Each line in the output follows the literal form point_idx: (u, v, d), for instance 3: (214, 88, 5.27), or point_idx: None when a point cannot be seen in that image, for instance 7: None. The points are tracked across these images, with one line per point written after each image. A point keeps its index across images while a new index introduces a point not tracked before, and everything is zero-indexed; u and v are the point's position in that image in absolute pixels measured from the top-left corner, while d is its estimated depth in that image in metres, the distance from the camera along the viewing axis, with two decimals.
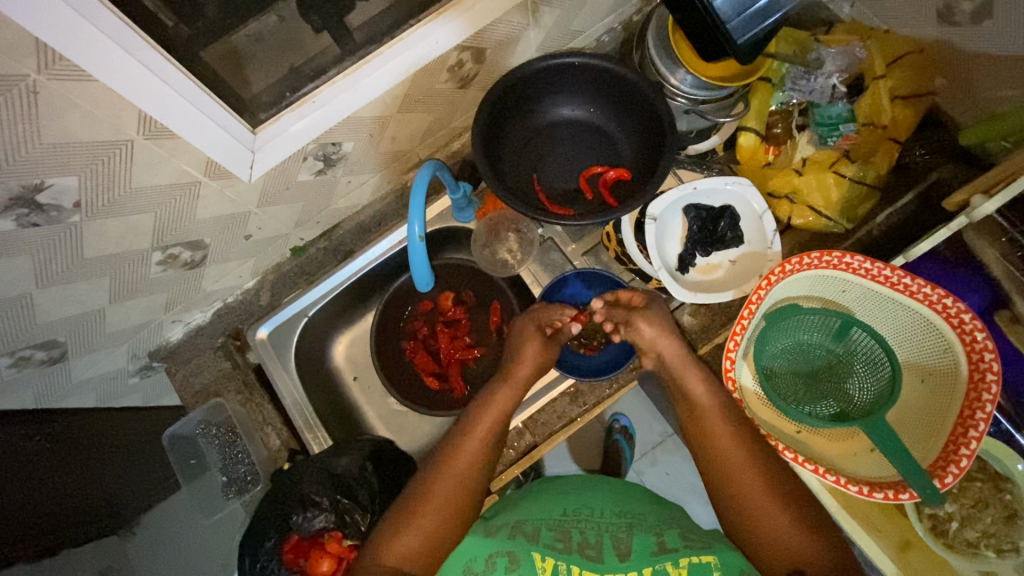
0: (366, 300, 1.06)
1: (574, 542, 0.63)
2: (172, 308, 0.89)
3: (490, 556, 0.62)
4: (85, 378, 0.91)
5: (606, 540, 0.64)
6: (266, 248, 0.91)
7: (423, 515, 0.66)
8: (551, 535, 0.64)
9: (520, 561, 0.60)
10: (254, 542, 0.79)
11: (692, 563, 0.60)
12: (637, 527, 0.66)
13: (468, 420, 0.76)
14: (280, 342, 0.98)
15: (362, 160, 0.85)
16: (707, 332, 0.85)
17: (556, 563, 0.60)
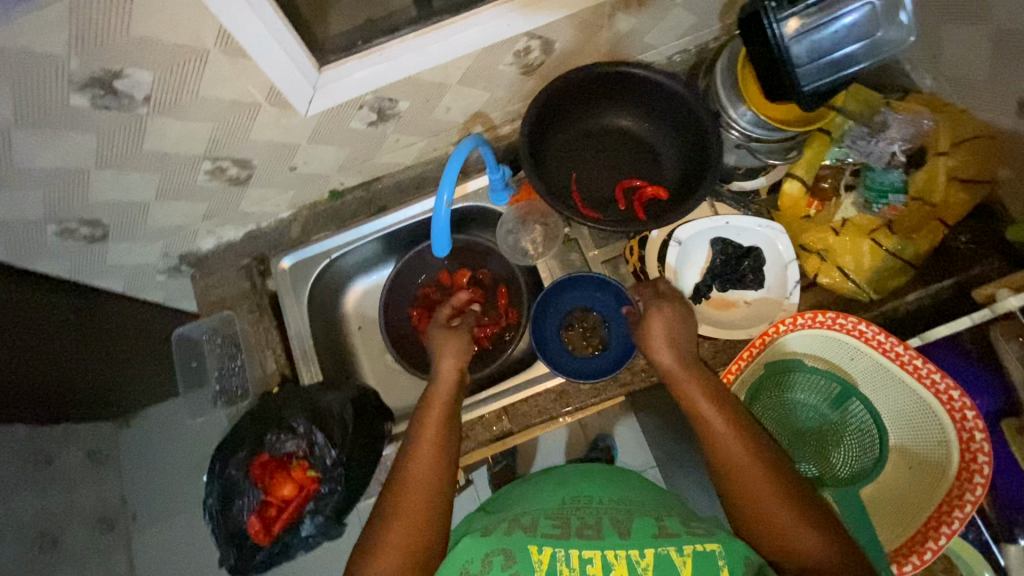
0: (387, 257, 1.10)
1: (572, 527, 0.63)
2: (209, 219, 0.94)
3: (485, 556, 0.59)
4: (118, 264, 0.97)
5: (606, 522, 0.64)
6: (306, 185, 0.95)
7: (401, 525, 0.60)
8: (548, 524, 0.64)
9: (516, 558, 0.58)
10: (227, 451, 0.83)
11: (697, 551, 0.57)
12: (637, 513, 0.66)
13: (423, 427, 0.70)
14: (300, 275, 1.03)
15: (414, 122, 0.88)
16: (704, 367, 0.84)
17: (553, 553, 0.59)
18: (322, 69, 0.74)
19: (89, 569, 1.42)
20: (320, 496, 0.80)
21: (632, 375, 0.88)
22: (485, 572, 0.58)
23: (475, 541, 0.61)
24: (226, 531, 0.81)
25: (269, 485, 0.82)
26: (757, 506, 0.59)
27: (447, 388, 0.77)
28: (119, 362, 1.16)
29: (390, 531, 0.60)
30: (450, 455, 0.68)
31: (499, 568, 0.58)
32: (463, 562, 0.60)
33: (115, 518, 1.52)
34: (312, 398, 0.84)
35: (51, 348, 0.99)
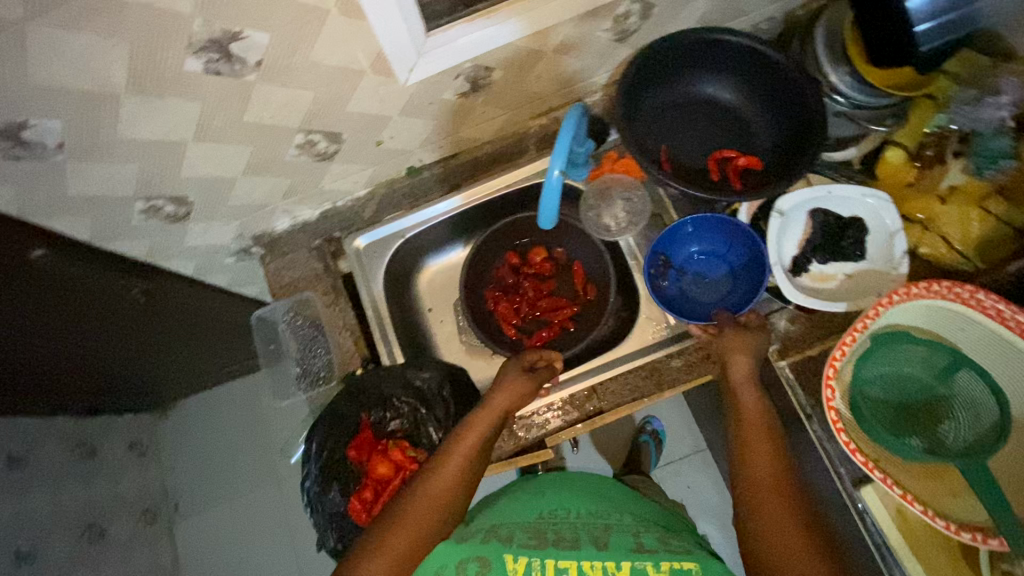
0: (459, 236, 1.08)
1: (547, 540, 0.70)
2: (288, 197, 0.91)
3: (462, 562, 0.64)
4: (193, 246, 0.95)
5: (583, 534, 0.71)
6: (386, 161, 0.92)
7: (399, 531, 0.59)
8: (524, 536, 0.70)
9: (490, 565, 0.65)
10: (325, 430, 0.82)
11: (671, 567, 0.65)
12: (614, 527, 0.73)
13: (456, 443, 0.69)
14: (374, 254, 1.01)
15: (503, 93, 0.86)
16: (803, 342, 0.83)
17: (527, 564, 0.65)
18: (428, 33, 0.71)
19: (139, 557, 1.40)
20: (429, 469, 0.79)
21: None
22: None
23: (450, 546, 0.66)
24: (324, 515, 0.80)
25: (366, 460, 0.81)
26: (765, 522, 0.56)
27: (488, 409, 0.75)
28: (177, 334, 1.15)
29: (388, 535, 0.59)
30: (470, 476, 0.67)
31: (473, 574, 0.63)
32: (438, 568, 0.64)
33: (158, 509, 1.50)
34: (405, 374, 0.83)
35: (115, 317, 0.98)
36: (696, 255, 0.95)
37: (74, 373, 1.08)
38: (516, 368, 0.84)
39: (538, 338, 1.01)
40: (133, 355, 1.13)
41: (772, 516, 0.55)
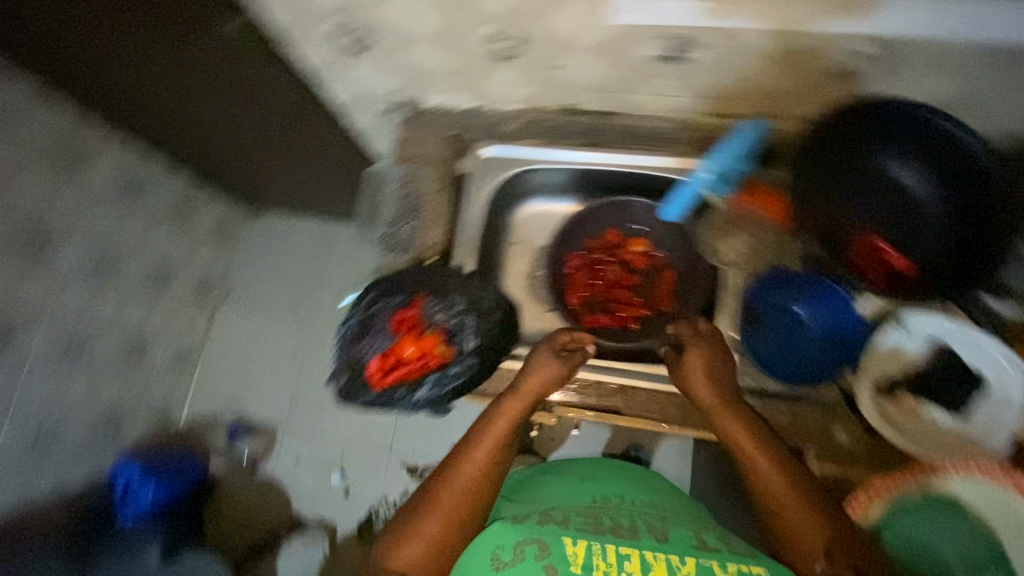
0: (576, 192, 1.07)
1: (604, 526, 0.69)
2: (451, 79, 0.94)
3: (519, 544, 0.63)
4: (351, 82, 1.01)
5: (642, 526, 0.71)
6: (551, 90, 0.92)
7: (432, 517, 0.68)
8: (580, 520, 0.70)
9: (549, 550, 0.62)
10: (384, 289, 0.87)
11: (738, 568, 0.62)
12: (674, 522, 0.73)
13: (484, 432, 0.76)
14: (496, 167, 1.02)
15: (696, 76, 0.82)
16: (839, 454, 0.84)
17: (587, 547, 0.63)
18: None
19: None
20: (447, 371, 0.86)
21: (769, 425, 0.85)
22: (516, 558, 0.62)
23: (505, 530, 0.66)
24: (347, 358, 0.87)
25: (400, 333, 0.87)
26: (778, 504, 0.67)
27: (515, 396, 0.81)
28: (292, 162, 1.23)
29: (422, 521, 0.68)
30: (497, 468, 0.74)
31: (531, 556, 0.62)
32: (495, 547, 0.64)
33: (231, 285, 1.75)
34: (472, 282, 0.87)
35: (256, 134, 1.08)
36: (796, 318, 0.88)
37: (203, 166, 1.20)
38: (547, 352, 0.85)
39: (597, 319, 1.00)
40: (249, 163, 1.21)
41: (801, 528, 0.65)
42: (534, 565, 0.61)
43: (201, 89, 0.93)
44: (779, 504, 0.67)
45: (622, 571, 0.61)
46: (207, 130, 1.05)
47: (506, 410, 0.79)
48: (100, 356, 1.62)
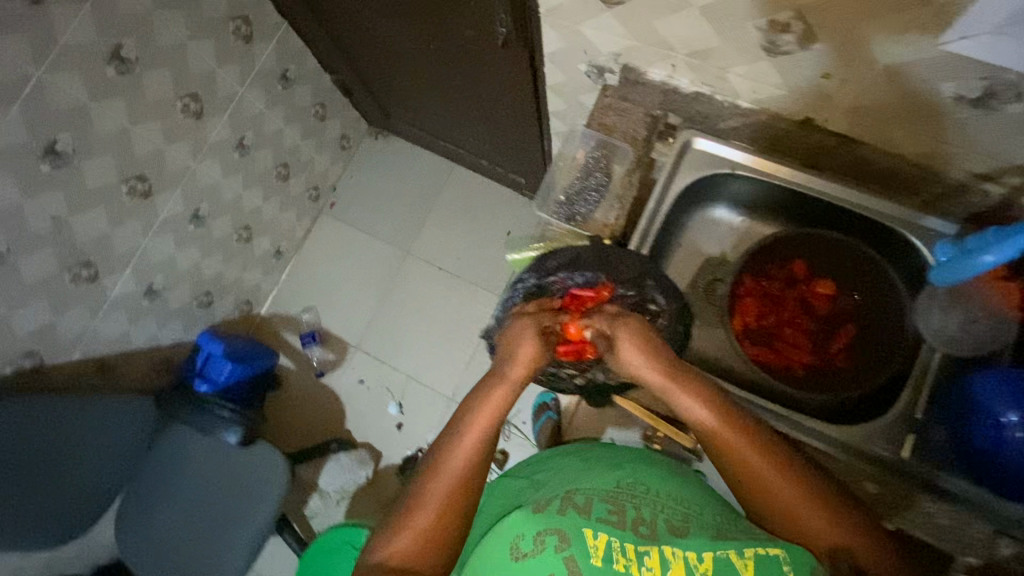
0: (769, 213, 0.99)
1: (626, 517, 0.67)
2: (690, 57, 0.86)
3: (539, 535, 0.65)
4: (576, 33, 0.94)
5: (661, 518, 0.68)
6: (799, 98, 0.83)
7: (427, 506, 0.67)
8: (602, 508, 0.68)
9: (569, 540, 0.63)
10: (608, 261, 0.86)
11: (758, 557, 0.62)
12: (697, 517, 0.68)
13: (472, 415, 0.73)
14: (695, 162, 0.95)
15: (987, 128, 0.72)
16: None
17: (606, 540, 0.64)
18: None
19: None
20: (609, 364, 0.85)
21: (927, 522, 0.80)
22: (537, 548, 0.64)
23: (523, 519, 0.66)
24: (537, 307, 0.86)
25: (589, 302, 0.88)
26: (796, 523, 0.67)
27: (502, 377, 0.77)
28: (471, 64, 1.20)
29: (417, 514, 0.67)
30: (492, 437, 0.72)
31: (551, 548, 0.63)
32: (515, 536, 0.66)
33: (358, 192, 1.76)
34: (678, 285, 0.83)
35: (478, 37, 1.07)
36: (998, 425, 0.75)
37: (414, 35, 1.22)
38: (528, 332, 0.80)
39: (757, 352, 0.94)
40: (431, 41, 1.20)
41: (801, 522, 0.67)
42: (554, 557, 0.62)
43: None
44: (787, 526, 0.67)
45: (642, 565, 0.62)
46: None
47: (497, 393, 0.75)
48: (218, 229, 1.67)
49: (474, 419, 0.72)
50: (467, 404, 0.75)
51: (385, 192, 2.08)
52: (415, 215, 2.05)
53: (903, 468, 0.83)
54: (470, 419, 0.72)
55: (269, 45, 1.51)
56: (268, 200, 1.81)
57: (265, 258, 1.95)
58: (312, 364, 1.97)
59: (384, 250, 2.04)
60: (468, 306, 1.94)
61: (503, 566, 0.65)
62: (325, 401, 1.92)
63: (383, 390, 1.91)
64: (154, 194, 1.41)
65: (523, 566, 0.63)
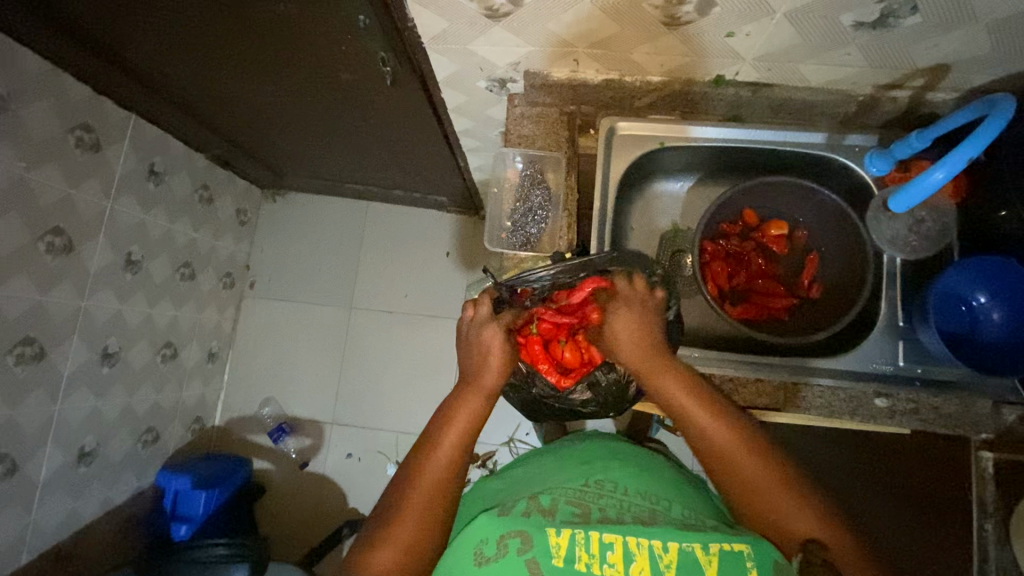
0: (707, 171, 1.00)
1: (591, 515, 0.68)
2: (593, 47, 0.82)
3: (502, 538, 0.63)
4: (467, 54, 0.88)
5: (626, 513, 0.69)
6: (708, 61, 0.82)
7: (404, 524, 0.65)
8: (568, 511, 0.68)
9: (532, 543, 0.62)
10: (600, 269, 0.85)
11: (723, 550, 0.62)
12: (659, 509, 0.70)
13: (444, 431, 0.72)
14: (626, 147, 0.94)
15: (887, 45, 0.74)
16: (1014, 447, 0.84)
17: (570, 539, 0.63)
18: None
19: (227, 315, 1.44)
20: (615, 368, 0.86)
21: (936, 417, 0.85)
22: (500, 552, 0.62)
23: (491, 523, 0.65)
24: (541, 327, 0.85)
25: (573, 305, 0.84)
26: (746, 486, 0.67)
27: (473, 389, 0.75)
28: (351, 102, 1.11)
29: (395, 530, 0.64)
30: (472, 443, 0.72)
31: (514, 550, 0.61)
32: (479, 541, 0.64)
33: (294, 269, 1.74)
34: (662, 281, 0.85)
35: (366, 86, 1.01)
36: (970, 308, 0.83)
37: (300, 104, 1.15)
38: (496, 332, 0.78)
39: (742, 311, 0.95)
40: (301, 92, 1.09)
41: (747, 474, 0.67)
42: (517, 560, 0.61)
43: (263, 8, 0.80)
44: (749, 501, 0.67)
45: (605, 562, 0.61)
46: (259, 49, 0.93)
47: (469, 407, 0.73)
48: (136, 358, 1.49)
49: (446, 435, 0.71)
50: (441, 415, 0.74)
51: (304, 253, 1.93)
52: (343, 267, 1.92)
53: (905, 375, 0.85)
54: (452, 417, 0.73)
55: (123, 144, 1.30)
56: (180, 307, 1.63)
57: (199, 366, 1.76)
58: (291, 456, 1.82)
59: (325, 313, 1.90)
60: (431, 339, 1.86)
61: (464, 572, 0.62)
62: (319, 486, 1.80)
63: (376, 454, 1.80)
64: (49, 352, 1.22)
65: (485, 571, 0.61)
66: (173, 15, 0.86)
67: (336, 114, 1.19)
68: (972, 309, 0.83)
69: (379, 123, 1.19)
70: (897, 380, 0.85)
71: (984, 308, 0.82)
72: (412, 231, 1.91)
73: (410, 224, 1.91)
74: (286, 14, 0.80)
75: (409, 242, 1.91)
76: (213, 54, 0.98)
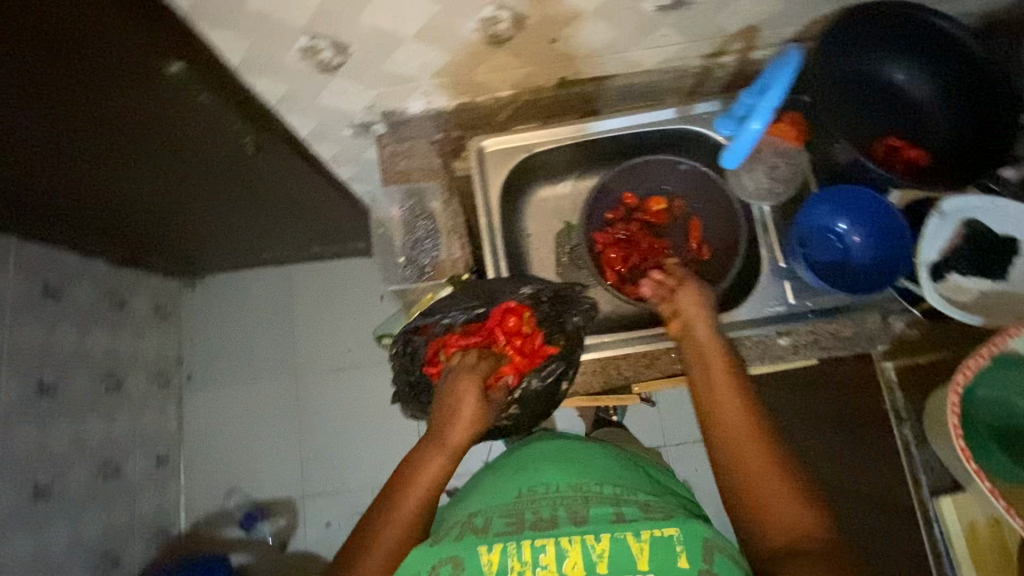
0: (582, 166, 1.05)
1: (526, 523, 0.63)
2: (436, 77, 0.85)
3: (433, 569, 0.58)
4: (321, 108, 0.90)
5: (561, 512, 0.64)
6: (546, 67, 0.87)
7: None
8: (501, 522, 0.63)
9: (463, 566, 0.58)
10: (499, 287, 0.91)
11: (654, 536, 0.57)
12: (595, 499, 0.65)
13: (404, 494, 0.67)
14: (498, 160, 0.98)
15: (694, 19, 0.81)
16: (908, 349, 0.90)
17: (502, 553, 0.58)
18: None
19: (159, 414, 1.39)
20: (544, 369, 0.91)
21: (836, 342, 0.90)
22: None
23: (423, 556, 0.60)
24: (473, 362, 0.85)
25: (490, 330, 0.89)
26: (744, 462, 0.62)
27: (441, 447, 0.70)
28: (229, 177, 1.11)
29: None
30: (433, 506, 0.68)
31: None
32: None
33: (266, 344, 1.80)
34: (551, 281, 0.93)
35: (236, 159, 1.01)
36: (839, 235, 0.89)
37: (179, 189, 1.14)
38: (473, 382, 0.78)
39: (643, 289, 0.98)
40: (176, 180, 1.09)
41: (746, 447, 0.63)
42: None
43: (104, 112, 0.80)
44: (742, 473, 0.61)
45: (538, 567, 0.57)
46: (116, 151, 0.92)
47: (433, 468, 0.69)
48: (74, 485, 1.41)
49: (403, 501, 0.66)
50: (403, 477, 0.69)
51: (237, 333, 1.89)
52: (280, 336, 1.88)
53: (797, 311, 0.90)
54: (407, 483, 0.68)
55: (6, 271, 1.25)
56: (113, 419, 1.56)
57: (148, 475, 1.68)
58: (268, 542, 1.75)
59: (272, 387, 1.85)
60: (385, 386, 1.84)
61: None
62: (304, 564, 1.73)
63: (353, 516, 1.75)
64: None
65: None
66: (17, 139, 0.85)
67: (220, 191, 1.19)
68: (841, 234, 0.89)
69: (266, 191, 1.19)
70: (791, 318, 0.90)
71: (851, 231, 0.89)
72: (341, 284, 1.90)
73: (337, 277, 1.90)
74: (127, 109, 0.80)
75: (340, 295, 1.89)
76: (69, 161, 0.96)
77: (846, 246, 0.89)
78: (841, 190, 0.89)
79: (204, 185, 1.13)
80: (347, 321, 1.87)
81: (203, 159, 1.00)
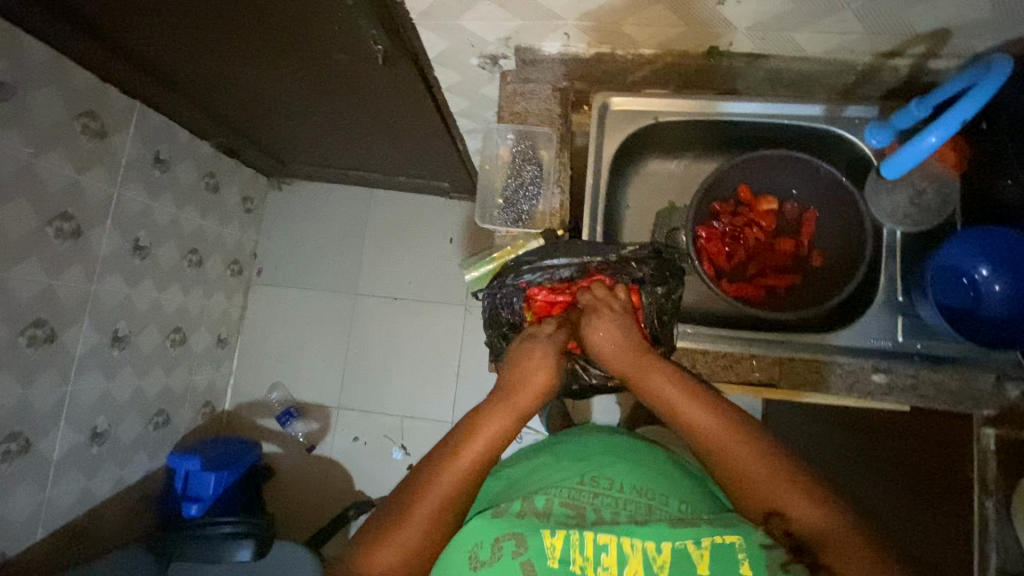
0: (704, 146, 0.99)
1: (588, 517, 0.58)
2: (582, 19, 0.81)
3: (496, 541, 0.55)
4: (456, 29, 0.88)
5: (624, 513, 0.59)
6: (700, 30, 0.81)
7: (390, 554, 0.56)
8: (562, 509, 0.59)
9: (527, 545, 0.54)
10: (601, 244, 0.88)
11: (715, 545, 0.54)
12: (658, 504, 0.60)
13: (451, 460, 0.61)
14: (620, 121, 0.92)
15: (885, 7, 0.72)
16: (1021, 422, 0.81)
17: (565, 538, 0.55)
18: None
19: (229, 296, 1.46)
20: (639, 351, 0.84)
21: (936, 393, 0.83)
22: (492, 558, 0.55)
23: (484, 524, 0.58)
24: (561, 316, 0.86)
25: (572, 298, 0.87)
26: (743, 473, 0.59)
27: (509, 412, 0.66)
28: (344, 85, 1.11)
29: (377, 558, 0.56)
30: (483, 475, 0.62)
31: (508, 554, 0.54)
32: (472, 545, 0.57)
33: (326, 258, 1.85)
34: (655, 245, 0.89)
35: (360, 67, 1.01)
36: (974, 281, 0.81)
37: (296, 87, 1.16)
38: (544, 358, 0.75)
39: (738, 288, 0.94)
40: (297, 77, 1.10)
41: (739, 459, 0.59)
42: (512, 564, 0.54)
43: None
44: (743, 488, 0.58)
45: (599, 566, 0.54)
46: (251, 34, 0.93)
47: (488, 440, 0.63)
48: (145, 343, 1.53)
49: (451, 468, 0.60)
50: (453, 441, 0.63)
51: (309, 240, 1.95)
52: (349, 253, 1.93)
53: (902, 351, 0.84)
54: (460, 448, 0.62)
55: (128, 131, 1.32)
56: (189, 293, 1.66)
57: (208, 351, 1.80)
58: (298, 440, 1.85)
59: (331, 299, 1.92)
60: (435, 325, 1.87)
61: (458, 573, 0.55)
62: (326, 469, 1.83)
63: (382, 437, 1.82)
64: (60, 335, 1.25)
65: None
66: (172, 4, 0.88)
67: (333, 98, 1.20)
68: (985, 281, 0.80)
69: (375, 106, 1.20)
70: (894, 359, 0.84)
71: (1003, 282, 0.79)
72: (415, 217, 1.92)
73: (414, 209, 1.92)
74: None
75: (412, 228, 1.92)
76: (205, 37, 0.98)
77: (987, 297, 0.81)
78: (1005, 233, 0.78)
79: (320, 88, 1.14)
80: (413, 253, 1.90)
81: (329, 61, 1.00)
